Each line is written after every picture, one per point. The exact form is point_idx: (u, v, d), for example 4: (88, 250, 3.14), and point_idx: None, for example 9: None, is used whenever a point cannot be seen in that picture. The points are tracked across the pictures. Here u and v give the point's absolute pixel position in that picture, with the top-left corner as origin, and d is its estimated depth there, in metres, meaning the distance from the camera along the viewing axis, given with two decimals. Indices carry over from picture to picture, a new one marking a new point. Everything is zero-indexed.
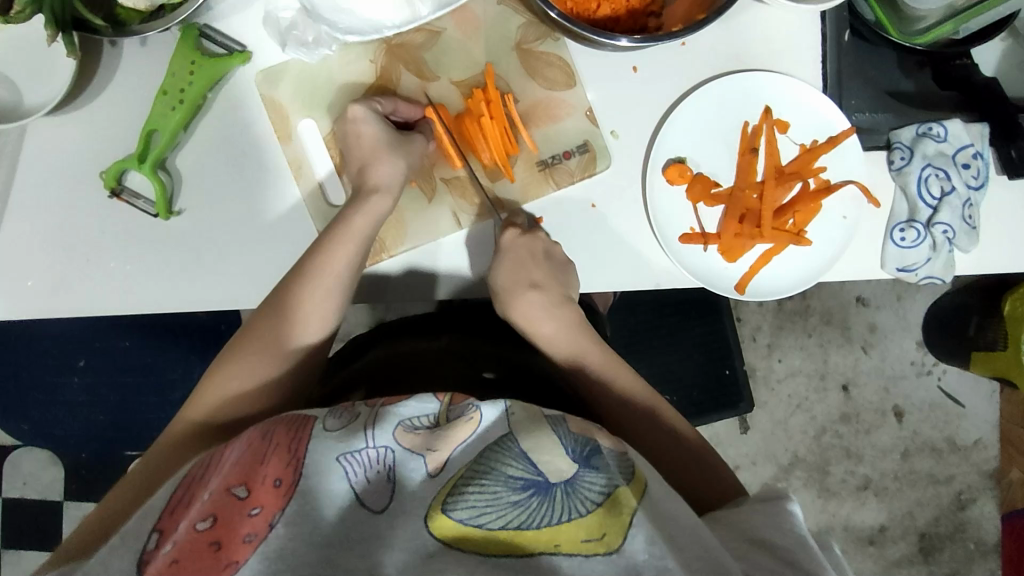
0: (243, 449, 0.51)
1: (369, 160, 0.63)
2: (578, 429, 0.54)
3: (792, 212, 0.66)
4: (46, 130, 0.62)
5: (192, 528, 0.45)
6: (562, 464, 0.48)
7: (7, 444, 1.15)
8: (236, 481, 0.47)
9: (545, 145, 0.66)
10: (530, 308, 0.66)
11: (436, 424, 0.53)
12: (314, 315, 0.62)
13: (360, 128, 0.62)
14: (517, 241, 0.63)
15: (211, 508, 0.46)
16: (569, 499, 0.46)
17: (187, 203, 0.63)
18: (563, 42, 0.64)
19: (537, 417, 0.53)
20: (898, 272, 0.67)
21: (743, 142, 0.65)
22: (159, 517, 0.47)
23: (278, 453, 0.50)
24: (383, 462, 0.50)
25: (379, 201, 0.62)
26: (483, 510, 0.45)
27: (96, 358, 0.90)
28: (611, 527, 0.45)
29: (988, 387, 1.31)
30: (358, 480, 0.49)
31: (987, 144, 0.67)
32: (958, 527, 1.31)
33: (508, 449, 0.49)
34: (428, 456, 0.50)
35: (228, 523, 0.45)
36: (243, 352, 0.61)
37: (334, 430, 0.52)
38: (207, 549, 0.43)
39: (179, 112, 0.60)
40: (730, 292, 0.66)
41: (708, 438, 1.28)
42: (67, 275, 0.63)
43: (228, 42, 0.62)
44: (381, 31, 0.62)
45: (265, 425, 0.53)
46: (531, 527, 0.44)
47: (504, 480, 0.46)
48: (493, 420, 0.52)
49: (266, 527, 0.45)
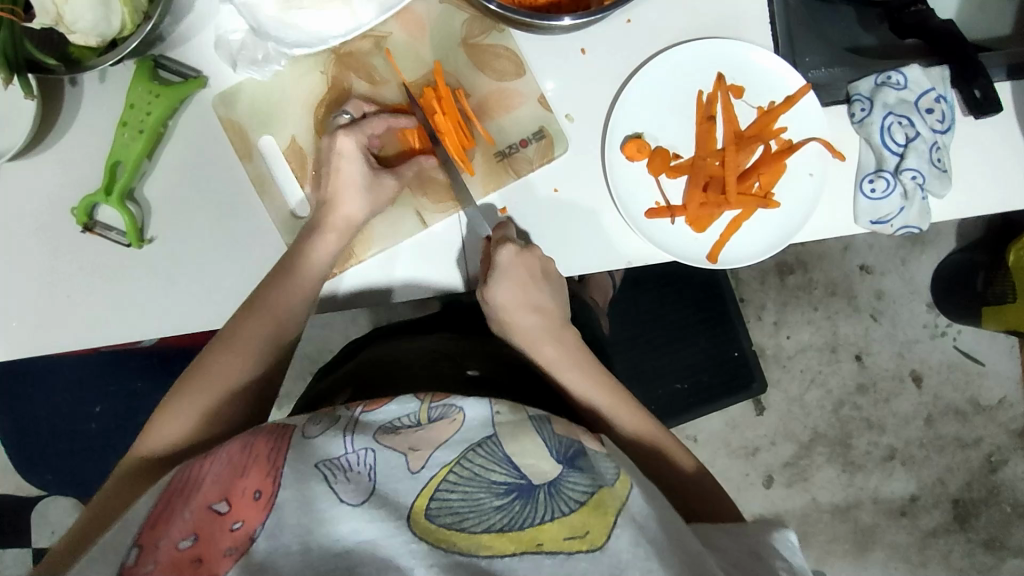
0: (222, 462, 0.47)
1: (337, 194, 0.63)
2: (564, 430, 0.53)
3: (756, 174, 0.65)
4: (18, 173, 0.64)
5: (173, 547, 0.43)
6: (547, 466, 0.48)
7: (35, 497, 1.15)
8: (217, 495, 0.45)
9: (501, 136, 0.66)
10: (530, 334, 0.64)
11: (419, 423, 0.51)
12: (277, 332, 0.62)
13: (340, 163, 0.62)
14: (515, 258, 0.60)
15: (192, 525, 0.44)
16: (552, 499, 0.45)
17: (158, 230, 0.64)
18: (509, 32, 0.65)
19: (521, 418, 0.52)
20: (873, 225, 0.66)
21: (698, 111, 0.65)
22: (140, 531, 0.45)
23: (258, 464, 0.47)
24: (363, 463, 0.47)
25: (333, 238, 0.62)
26: (464, 515, 0.45)
27: (112, 403, 0.94)
28: (596, 527, 0.45)
29: (1007, 343, 1.27)
30: (337, 480, 0.46)
31: (948, 86, 0.66)
32: (992, 490, 1.28)
33: (493, 453, 0.48)
34: (410, 454, 0.48)
35: (210, 539, 0.43)
36: (196, 389, 0.59)
37: (313, 439, 0.50)
38: (188, 566, 0.42)
39: (140, 142, 0.61)
40: (703, 262, 0.65)
41: (723, 421, 1.26)
42: (51, 312, 0.65)
43: (183, 69, 0.63)
44: (326, 41, 0.63)
45: (242, 438, 0.50)
46: (513, 528, 0.44)
47: (487, 484, 0.46)
48: (479, 421, 0.51)
49: (247, 540, 0.43)
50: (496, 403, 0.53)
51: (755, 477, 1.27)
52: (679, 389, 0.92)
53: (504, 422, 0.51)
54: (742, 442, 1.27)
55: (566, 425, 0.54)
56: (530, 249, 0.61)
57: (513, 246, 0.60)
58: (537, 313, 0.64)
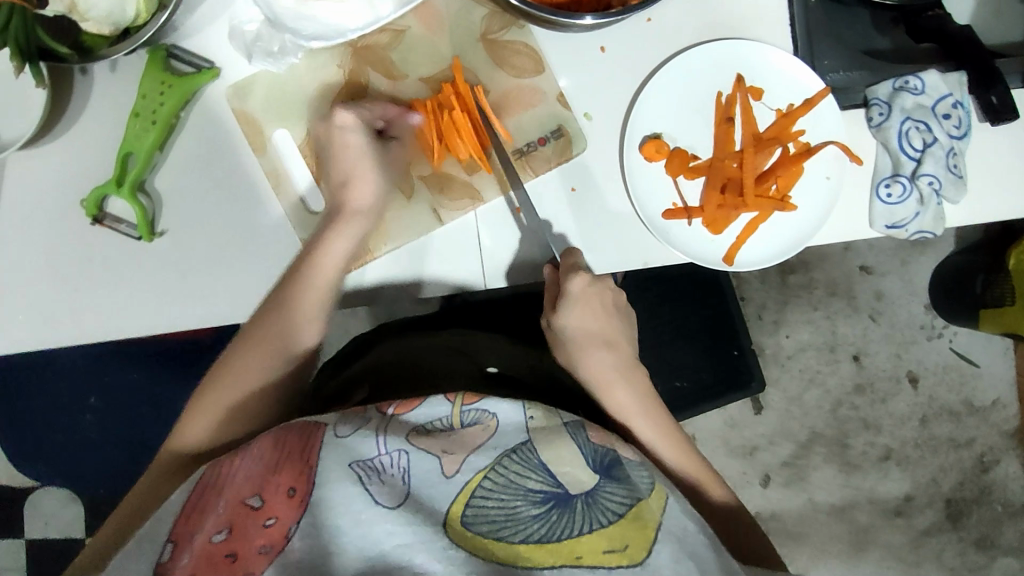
0: (254, 458, 0.47)
1: (353, 174, 0.63)
2: (599, 438, 0.53)
3: (774, 177, 0.65)
4: (25, 163, 0.62)
5: (207, 540, 0.43)
6: (583, 475, 0.48)
7: (27, 487, 1.14)
8: (251, 490, 0.45)
9: (519, 133, 0.66)
10: (603, 369, 0.66)
11: (451, 427, 0.51)
12: (291, 338, 0.62)
13: (348, 139, 0.62)
14: (588, 289, 0.62)
15: (227, 518, 0.44)
16: (590, 510, 0.46)
17: (168, 223, 0.63)
18: (529, 29, 0.64)
19: (554, 426, 0.52)
20: (888, 230, 0.66)
21: (718, 113, 0.65)
22: (173, 523, 0.44)
23: (293, 462, 0.46)
24: (397, 466, 0.47)
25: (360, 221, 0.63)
26: (503, 524, 0.44)
27: (107, 396, 0.93)
28: (634, 540, 0.46)
29: (1002, 345, 1.29)
30: (371, 481, 0.45)
31: (965, 92, 0.66)
32: (984, 490, 1.29)
33: (528, 460, 0.48)
34: (443, 457, 0.47)
35: (244, 533, 0.43)
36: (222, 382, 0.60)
37: (345, 437, 0.48)
38: (223, 561, 0.42)
39: (154, 132, 0.60)
40: (719, 264, 0.65)
41: (722, 419, 1.27)
42: (58, 306, 0.63)
43: (197, 61, 0.63)
44: (344, 33, 0.62)
45: (277, 431, 0.49)
46: (552, 540, 0.44)
47: (523, 493, 0.46)
48: (513, 425, 0.51)
49: (282, 538, 0.43)
50: (530, 408, 0.53)
51: (752, 475, 1.28)
52: (679, 387, 0.92)
53: (538, 427, 0.51)
54: (741, 441, 1.28)
55: (598, 431, 0.54)
56: (604, 280, 0.63)
57: (586, 278, 0.62)
58: (610, 347, 0.67)
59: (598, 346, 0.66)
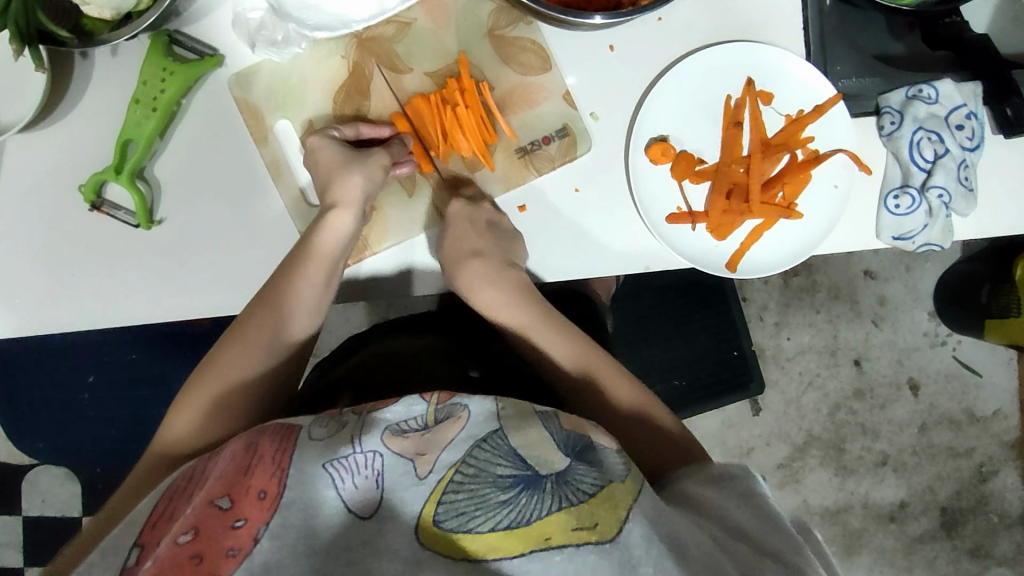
0: (228, 460, 0.48)
1: (330, 177, 0.61)
2: (571, 424, 0.52)
3: (781, 184, 0.64)
4: (23, 145, 0.62)
5: (173, 543, 0.42)
6: (552, 457, 0.47)
7: (25, 464, 1.15)
8: (220, 491, 0.45)
9: (523, 131, 0.65)
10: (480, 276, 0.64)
11: (426, 426, 0.50)
12: (285, 326, 0.61)
13: (317, 154, 0.61)
14: (481, 234, 0.62)
15: (193, 520, 0.43)
16: (559, 490, 0.44)
17: (167, 211, 0.63)
18: (537, 25, 0.63)
19: (526, 413, 0.51)
20: (894, 241, 0.65)
21: (726, 117, 0.64)
22: (142, 531, 0.45)
23: (264, 463, 0.47)
24: (372, 467, 0.46)
25: (339, 213, 0.61)
26: (472, 514, 0.43)
27: (106, 375, 0.93)
28: (604, 518, 0.44)
29: (1006, 355, 1.28)
30: (345, 486, 0.45)
31: (981, 103, 0.65)
32: (980, 500, 1.29)
33: (498, 447, 0.47)
34: (417, 460, 0.46)
35: (210, 535, 0.42)
36: (212, 379, 0.59)
37: (319, 440, 0.49)
38: (187, 563, 0.41)
39: (154, 119, 0.59)
40: (722, 271, 0.65)
41: (720, 420, 1.26)
42: (53, 290, 0.63)
43: (200, 47, 0.61)
44: (349, 25, 0.61)
45: (247, 436, 0.50)
46: (521, 524, 0.43)
47: (492, 479, 0.45)
48: (483, 417, 0.50)
49: (251, 541, 0.42)
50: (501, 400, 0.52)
51: None
52: (676, 386, 0.91)
53: (508, 415, 0.51)
54: (738, 442, 1.27)
55: (569, 419, 0.53)
56: (498, 223, 0.63)
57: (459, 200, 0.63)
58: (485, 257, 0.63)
59: (472, 257, 0.63)
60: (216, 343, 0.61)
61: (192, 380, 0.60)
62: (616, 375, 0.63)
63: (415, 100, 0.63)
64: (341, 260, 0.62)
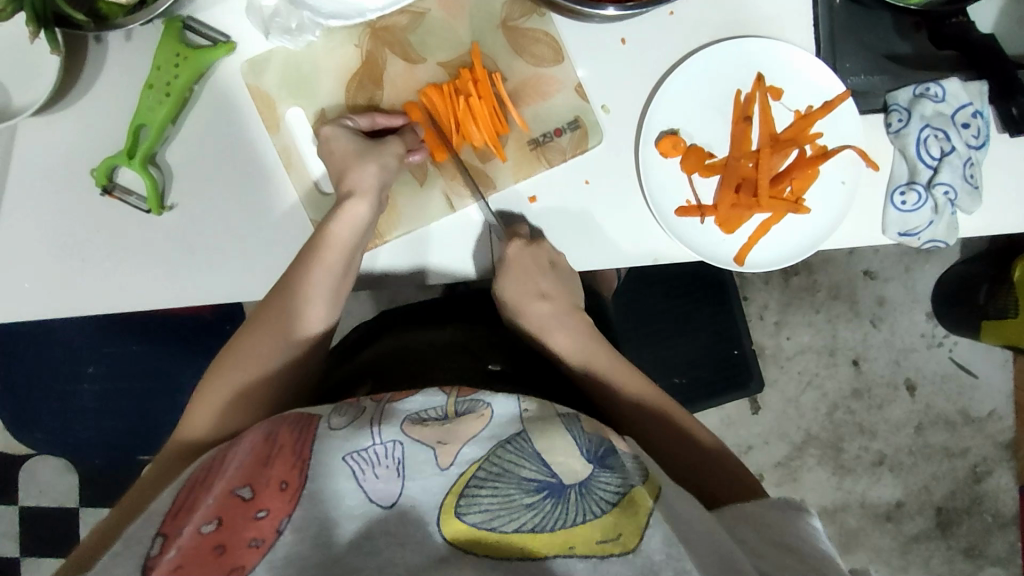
0: (247, 451, 0.49)
1: (346, 167, 0.61)
2: (592, 429, 0.52)
3: (789, 179, 0.65)
4: (36, 130, 0.62)
5: (196, 533, 0.43)
6: (576, 465, 0.46)
7: (23, 455, 1.14)
8: (241, 482, 0.45)
9: (535, 122, 0.65)
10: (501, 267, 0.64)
11: (445, 417, 0.50)
12: (302, 317, 0.61)
13: (331, 144, 0.62)
14: (522, 253, 0.62)
15: (215, 510, 0.44)
16: (583, 500, 0.44)
17: (178, 198, 0.63)
18: (550, 17, 0.64)
19: (549, 416, 0.51)
20: (900, 237, 0.66)
21: (736, 111, 0.65)
22: (164, 522, 0.44)
23: (284, 455, 0.47)
24: (392, 457, 0.47)
25: (356, 205, 0.61)
26: (496, 514, 0.43)
27: (108, 364, 0.93)
28: (627, 528, 0.43)
29: (1001, 357, 1.29)
30: (366, 477, 0.46)
31: (986, 102, 0.65)
32: (975, 500, 1.30)
33: (522, 449, 0.47)
34: (438, 449, 0.47)
35: (233, 526, 0.43)
36: (230, 368, 0.59)
37: (340, 429, 0.49)
38: (210, 554, 0.41)
39: (166, 105, 0.59)
40: (730, 263, 0.66)
41: (719, 419, 1.27)
42: (63, 276, 0.63)
43: (212, 34, 0.61)
44: (363, 14, 0.61)
45: (269, 427, 0.51)
46: (545, 530, 0.43)
47: (517, 481, 0.45)
48: (506, 418, 0.50)
49: (274, 533, 0.43)
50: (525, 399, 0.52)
51: None
52: (676, 383, 0.92)
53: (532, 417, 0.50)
54: (736, 440, 1.28)
55: (590, 422, 0.53)
56: (540, 243, 0.63)
57: None
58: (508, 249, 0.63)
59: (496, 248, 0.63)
60: (234, 334, 0.62)
61: (212, 370, 0.60)
62: (629, 372, 0.65)
63: (427, 88, 0.64)
64: (357, 251, 0.62)
